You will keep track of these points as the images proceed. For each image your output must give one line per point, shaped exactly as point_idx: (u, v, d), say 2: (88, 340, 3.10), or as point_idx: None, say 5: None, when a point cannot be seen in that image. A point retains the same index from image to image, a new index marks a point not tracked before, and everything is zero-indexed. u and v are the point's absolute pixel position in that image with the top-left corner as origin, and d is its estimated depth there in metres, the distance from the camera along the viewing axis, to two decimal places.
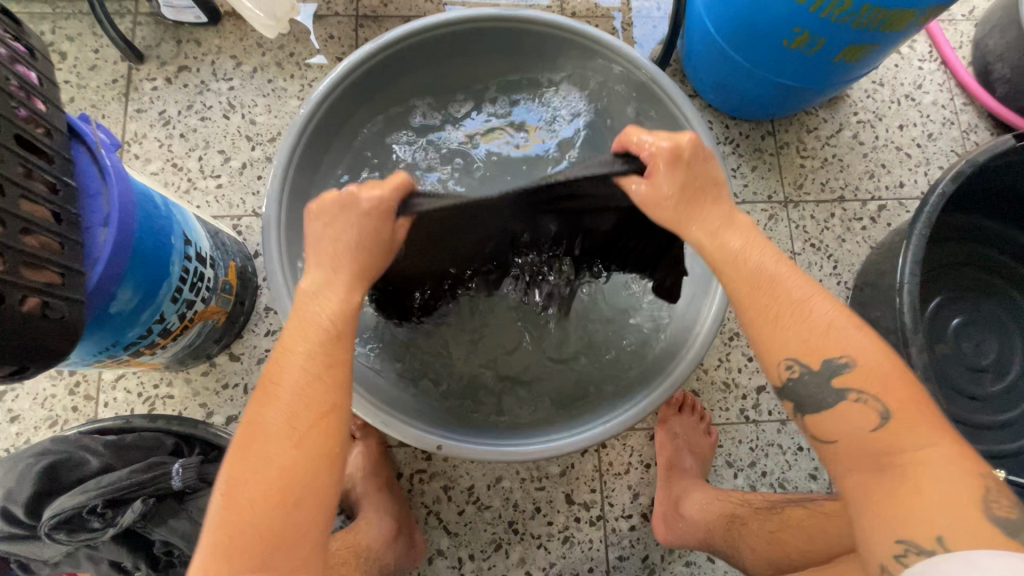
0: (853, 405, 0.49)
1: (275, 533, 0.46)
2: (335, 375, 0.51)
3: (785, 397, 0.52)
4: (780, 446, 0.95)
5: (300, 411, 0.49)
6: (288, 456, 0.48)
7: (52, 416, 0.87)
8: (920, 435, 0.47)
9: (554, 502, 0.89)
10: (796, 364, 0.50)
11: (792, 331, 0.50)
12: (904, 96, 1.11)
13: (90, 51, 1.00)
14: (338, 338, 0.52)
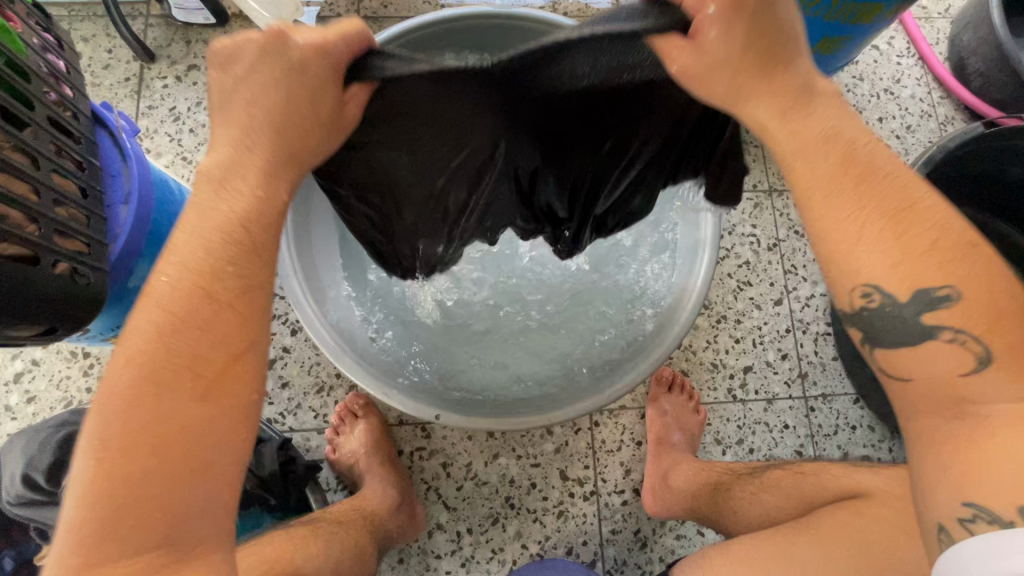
0: (949, 347, 0.42)
1: (182, 496, 0.40)
2: (247, 306, 0.44)
3: (855, 327, 0.45)
4: (766, 424, 0.98)
5: (206, 353, 0.42)
6: (196, 408, 0.41)
7: (67, 397, 0.90)
8: (1015, 390, 0.41)
9: (549, 477, 0.93)
10: (877, 292, 0.43)
11: (886, 248, 0.42)
12: (883, 91, 1.16)
13: (104, 51, 1.05)
14: (251, 255, 0.44)
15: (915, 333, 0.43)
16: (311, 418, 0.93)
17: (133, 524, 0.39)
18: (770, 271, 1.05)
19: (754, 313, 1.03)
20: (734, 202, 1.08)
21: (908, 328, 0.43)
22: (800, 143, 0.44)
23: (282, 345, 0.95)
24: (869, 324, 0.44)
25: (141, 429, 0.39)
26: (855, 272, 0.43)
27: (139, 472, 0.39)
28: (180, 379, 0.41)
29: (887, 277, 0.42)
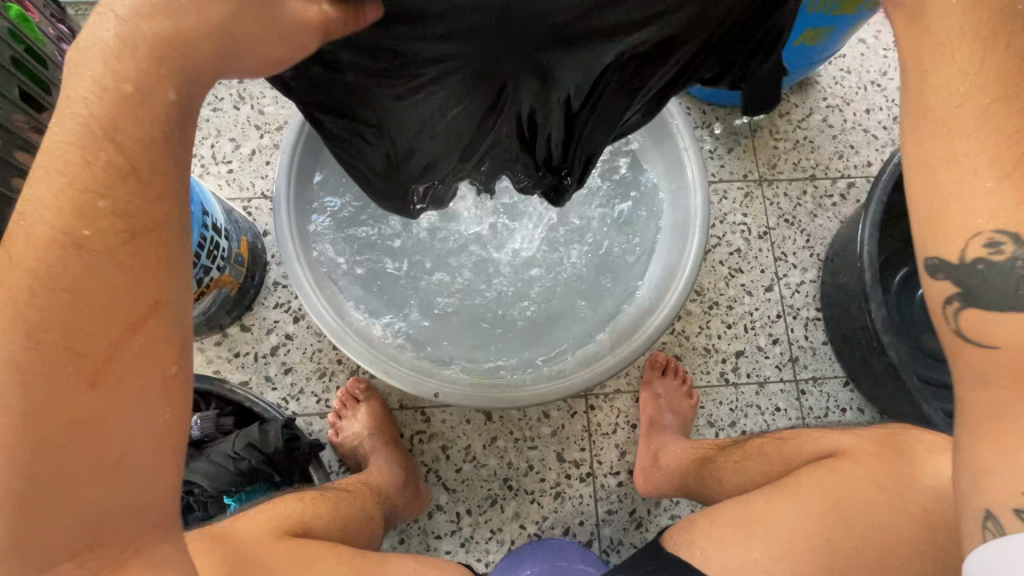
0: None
1: (99, 487, 0.36)
2: (142, 262, 0.37)
3: (956, 282, 0.41)
4: (758, 407, 1.01)
5: (95, 327, 0.35)
6: (92, 393, 0.35)
7: None
8: None
9: (546, 460, 0.95)
10: (1003, 238, 0.38)
11: (1023, 191, 0.37)
12: (871, 83, 1.19)
13: None
14: (144, 202, 0.36)
15: (1021, 291, 0.40)
16: (313, 403, 0.95)
17: (48, 521, 0.36)
18: (761, 258, 1.08)
19: (746, 299, 1.05)
20: (725, 191, 1.11)
21: (1016, 291, 0.39)
22: (947, 49, 0.38)
23: (285, 332, 0.97)
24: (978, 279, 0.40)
25: (36, 429, 0.34)
26: (970, 214, 0.39)
27: (40, 474, 0.35)
28: (62, 368, 0.35)
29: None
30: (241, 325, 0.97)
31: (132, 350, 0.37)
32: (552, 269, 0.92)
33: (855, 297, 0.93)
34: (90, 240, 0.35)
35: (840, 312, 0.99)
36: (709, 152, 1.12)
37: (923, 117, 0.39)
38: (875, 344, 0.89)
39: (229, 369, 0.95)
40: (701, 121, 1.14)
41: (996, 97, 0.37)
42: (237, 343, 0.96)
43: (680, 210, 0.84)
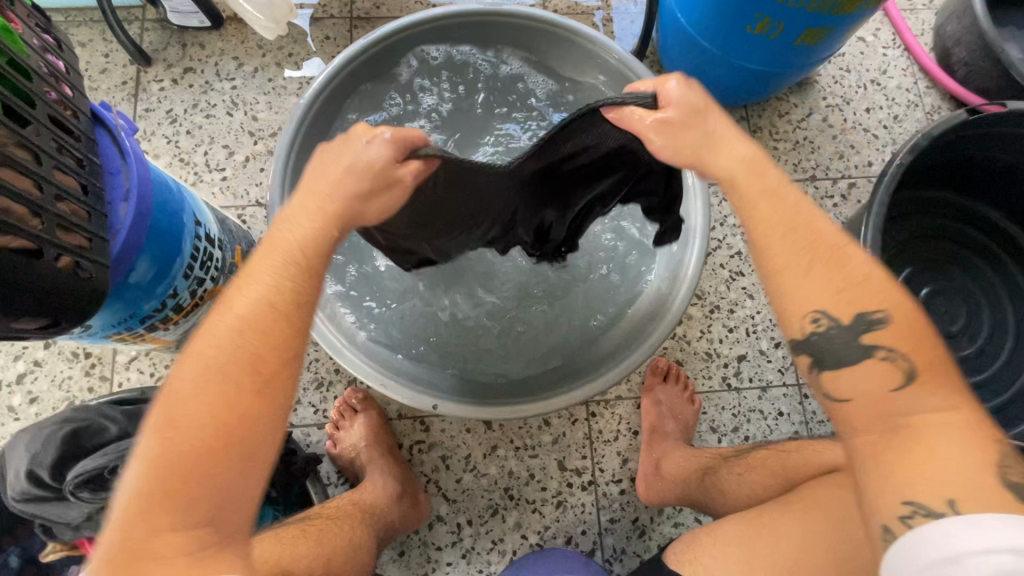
0: (881, 364, 0.47)
1: (218, 472, 0.44)
2: (298, 319, 0.49)
3: (802, 351, 0.50)
4: (761, 412, 1.00)
5: (263, 352, 0.47)
6: (244, 401, 0.45)
7: (70, 396, 0.92)
8: (933, 402, 0.45)
9: (547, 468, 0.94)
10: (823, 317, 0.48)
11: (824, 280, 0.48)
12: (870, 82, 1.18)
13: (101, 56, 1.06)
14: (305, 276, 0.50)
15: (855, 352, 0.48)
16: (311, 413, 0.94)
17: (180, 496, 0.43)
18: None
19: (747, 302, 1.04)
20: (725, 193, 1.10)
21: (853, 347, 0.48)
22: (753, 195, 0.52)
23: None
24: (819, 346, 0.49)
25: (193, 415, 0.44)
26: (805, 299, 0.48)
27: (187, 454, 0.43)
28: (235, 377, 0.45)
29: (832, 302, 0.48)
30: None
31: (278, 371, 0.47)
32: (558, 275, 0.89)
33: None
34: (269, 295, 0.49)
35: None
36: None
37: (756, 233, 0.51)
38: None
39: None
40: None
41: (793, 221, 0.50)
42: None
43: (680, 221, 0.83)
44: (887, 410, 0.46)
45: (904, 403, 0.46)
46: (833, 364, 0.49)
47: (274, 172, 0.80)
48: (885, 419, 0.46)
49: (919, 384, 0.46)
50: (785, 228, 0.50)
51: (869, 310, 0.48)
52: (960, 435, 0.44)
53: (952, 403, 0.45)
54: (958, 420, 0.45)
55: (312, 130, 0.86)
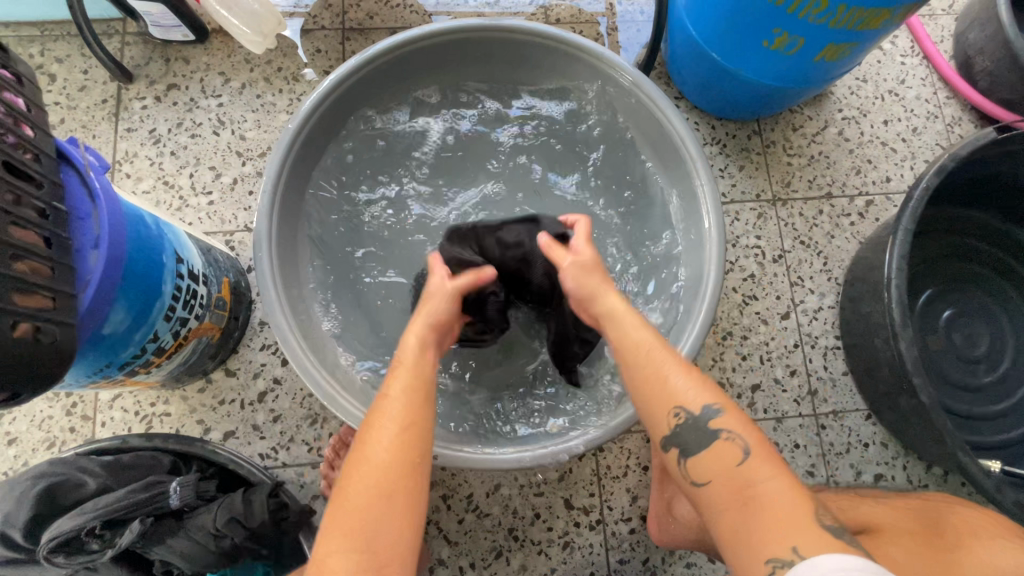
0: (727, 444, 0.55)
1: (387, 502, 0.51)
2: (424, 387, 0.60)
3: (671, 445, 0.58)
4: (776, 444, 0.96)
5: (403, 410, 0.57)
6: (396, 445, 0.54)
7: (50, 437, 0.87)
8: (767, 471, 0.52)
9: (553, 507, 0.90)
10: (682, 411, 0.57)
11: (676, 382, 0.59)
12: (888, 92, 1.12)
13: (79, 72, 1.01)
14: (418, 363, 0.62)
15: (709, 435, 0.56)
16: (304, 452, 0.89)
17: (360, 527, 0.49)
18: (776, 284, 1.02)
19: (761, 328, 1.00)
20: (738, 213, 1.04)
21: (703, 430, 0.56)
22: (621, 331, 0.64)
23: (272, 376, 0.91)
24: (681, 438, 0.57)
25: (361, 460, 0.54)
26: (666, 400, 0.58)
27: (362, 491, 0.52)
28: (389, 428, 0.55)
29: (688, 398, 0.58)
30: (226, 370, 0.91)
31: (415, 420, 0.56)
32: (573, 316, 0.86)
33: (880, 331, 0.87)
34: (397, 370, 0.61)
35: (861, 342, 0.93)
36: (720, 171, 1.06)
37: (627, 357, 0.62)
38: (903, 384, 0.82)
39: (214, 418, 0.89)
40: (711, 138, 1.07)
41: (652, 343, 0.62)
42: (222, 390, 0.90)
43: (695, 255, 0.81)
44: (734, 486, 0.53)
45: (748, 476, 0.52)
46: (692, 454, 0.56)
47: (262, 201, 0.74)
48: (737, 494, 0.52)
49: (754, 457, 0.53)
50: (631, 350, 0.62)
51: (706, 402, 0.57)
52: (788, 495, 0.51)
53: (776, 471, 0.52)
54: (784, 482, 0.52)
55: (301, 158, 0.80)
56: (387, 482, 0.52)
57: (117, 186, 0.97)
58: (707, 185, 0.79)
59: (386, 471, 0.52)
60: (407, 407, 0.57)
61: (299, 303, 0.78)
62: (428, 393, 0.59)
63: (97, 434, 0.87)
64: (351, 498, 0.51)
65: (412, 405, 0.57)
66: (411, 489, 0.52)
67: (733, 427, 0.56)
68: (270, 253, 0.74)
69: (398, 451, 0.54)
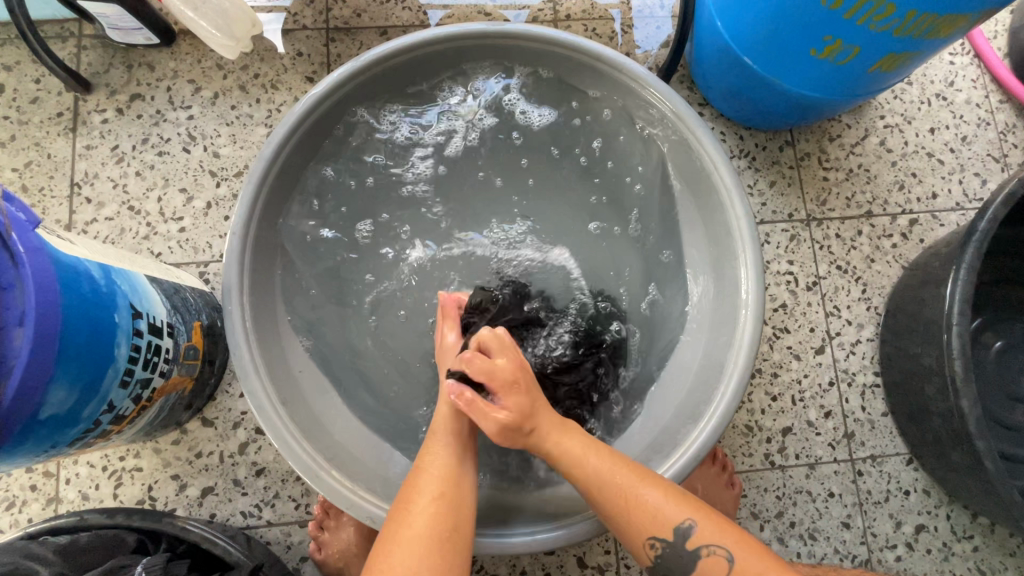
0: (708, 558, 0.56)
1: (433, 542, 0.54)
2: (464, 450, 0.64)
3: (659, 572, 0.58)
4: (809, 493, 0.87)
5: (447, 467, 0.61)
6: (437, 500, 0.57)
7: (9, 497, 0.79)
8: (755, 574, 0.55)
9: (565, 566, 0.82)
10: (656, 540, 0.57)
11: (642, 514, 0.57)
12: (935, 95, 1.00)
13: (31, 82, 0.90)
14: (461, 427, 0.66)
15: (690, 555, 0.57)
16: (291, 509, 0.81)
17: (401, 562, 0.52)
18: (810, 314, 0.92)
19: (793, 364, 0.91)
20: (768, 235, 0.94)
21: (682, 551, 0.57)
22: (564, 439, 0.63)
23: (254, 425, 0.83)
24: (665, 565, 0.58)
25: (398, 508, 0.57)
26: (636, 530, 0.58)
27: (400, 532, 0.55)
28: (421, 478, 0.60)
29: (657, 525, 0.57)
30: (203, 419, 0.82)
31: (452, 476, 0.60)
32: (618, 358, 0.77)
33: (932, 378, 0.78)
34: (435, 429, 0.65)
35: (906, 384, 0.84)
36: (748, 188, 0.95)
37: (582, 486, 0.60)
38: (961, 441, 0.74)
39: (191, 473, 0.81)
40: (739, 149, 0.96)
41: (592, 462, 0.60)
42: (199, 441, 0.82)
43: (727, 299, 0.71)
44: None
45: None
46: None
47: (230, 243, 0.65)
48: None
49: (738, 563, 0.56)
50: (584, 485, 0.60)
51: (677, 523, 0.57)
52: None
53: (765, 565, 0.55)
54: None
55: (276, 189, 0.70)
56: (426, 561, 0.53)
57: (77, 212, 0.87)
58: (742, 216, 0.69)
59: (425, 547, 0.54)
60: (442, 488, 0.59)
61: (276, 358, 0.68)
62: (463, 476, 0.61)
63: (61, 493, 0.79)
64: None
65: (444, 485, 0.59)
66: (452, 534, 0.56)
67: (711, 537, 0.56)
68: (240, 302, 0.65)
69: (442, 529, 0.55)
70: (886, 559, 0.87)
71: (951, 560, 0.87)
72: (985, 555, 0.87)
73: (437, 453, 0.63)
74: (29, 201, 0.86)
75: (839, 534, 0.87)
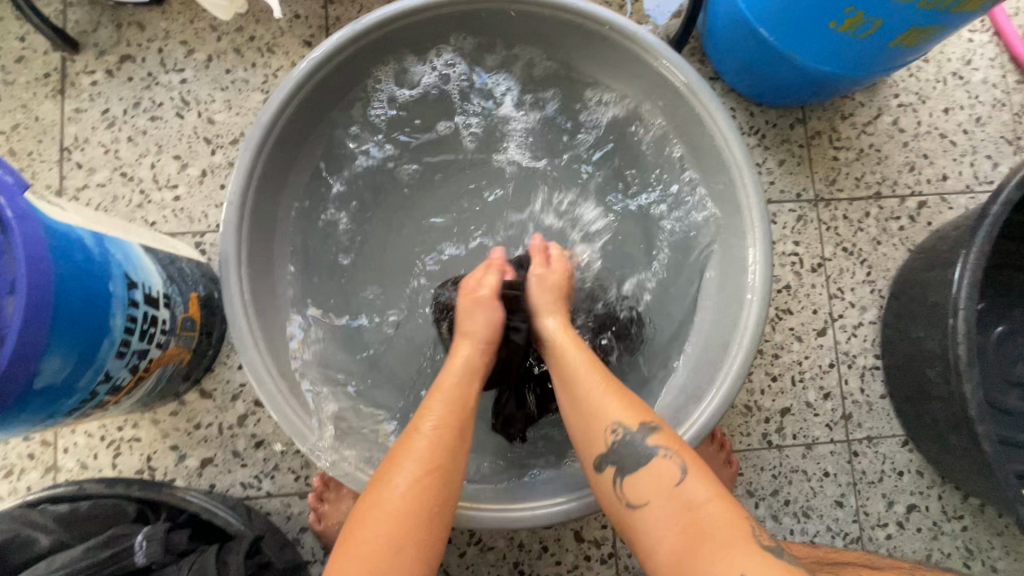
0: (663, 462, 0.54)
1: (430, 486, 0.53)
2: (462, 402, 0.59)
3: (608, 465, 0.56)
4: (805, 472, 0.88)
5: (447, 415, 0.58)
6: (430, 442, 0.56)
7: (7, 465, 0.79)
8: (708, 491, 0.52)
9: (562, 540, 0.83)
10: (619, 427, 0.57)
11: (610, 399, 0.59)
12: (951, 74, 0.97)
13: (15, 40, 0.86)
14: (471, 374, 0.62)
15: (646, 455, 0.55)
16: (291, 481, 0.81)
17: (380, 498, 0.52)
18: (813, 296, 0.92)
19: (795, 345, 0.90)
20: (775, 215, 0.93)
21: (642, 446, 0.56)
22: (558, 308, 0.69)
23: (253, 397, 0.82)
24: (618, 457, 0.56)
25: (397, 451, 0.56)
26: (603, 412, 0.58)
27: (389, 467, 0.55)
28: (414, 424, 0.58)
29: (623, 414, 0.58)
30: (201, 390, 0.82)
31: (451, 426, 0.57)
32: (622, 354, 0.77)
33: (934, 362, 0.78)
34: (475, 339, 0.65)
35: (906, 368, 0.84)
36: (757, 166, 0.93)
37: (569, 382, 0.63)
38: (960, 425, 0.75)
39: (189, 444, 0.81)
40: (749, 127, 0.94)
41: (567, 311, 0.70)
42: (198, 413, 0.82)
43: (733, 279, 0.70)
44: (673, 503, 0.52)
45: (685, 496, 0.52)
46: (628, 475, 0.55)
47: (228, 213, 0.63)
48: (677, 514, 0.51)
49: (689, 476, 0.53)
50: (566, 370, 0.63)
51: (643, 420, 0.57)
52: (722, 513, 0.51)
53: (715, 487, 0.52)
54: (721, 500, 0.52)
55: (274, 159, 0.68)
56: (425, 498, 0.53)
57: (66, 178, 0.84)
58: (753, 198, 0.68)
59: (437, 452, 0.55)
60: (451, 421, 0.57)
61: (275, 334, 0.67)
62: (471, 398, 0.61)
63: (59, 462, 0.79)
64: (390, 514, 0.51)
65: (449, 412, 0.58)
66: (446, 473, 0.54)
67: (671, 443, 0.56)
68: (239, 275, 0.63)
69: (445, 458, 0.55)
70: (876, 537, 0.88)
71: (940, 539, 0.88)
72: (974, 534, 0.88)
73: (443, 393, 0.60)
74: (17, 165, 0.84)
75: (832, 512, 0.88)
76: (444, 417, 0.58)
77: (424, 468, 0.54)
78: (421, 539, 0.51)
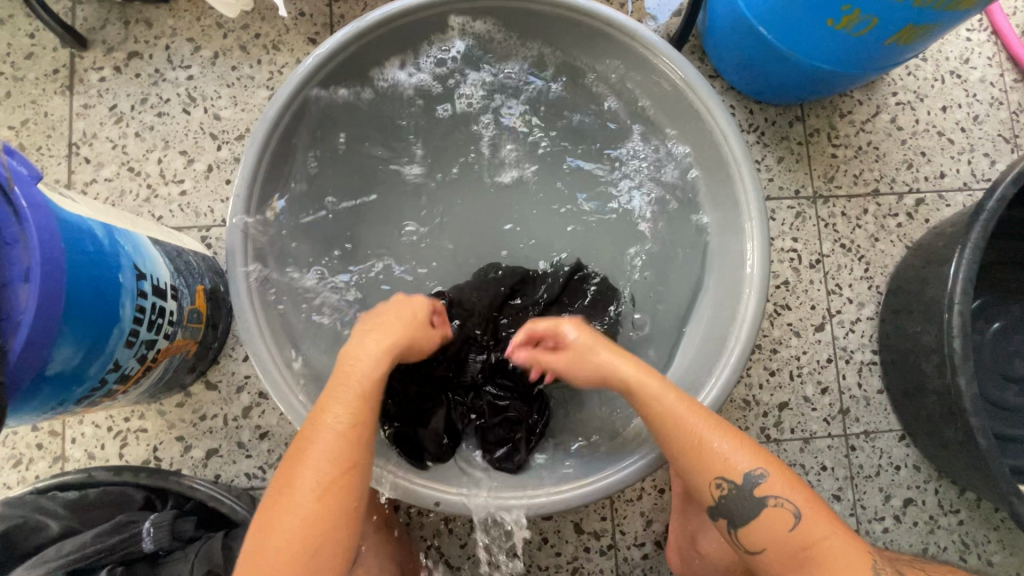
0: (774, 509, 0.57)
1: (338, 482, 0.54)
2: (370, 393, 0.59)
3: (719, 513, 0.59)
4: (802, 466, 0.89)
5: (355, 409, 0.57)
6: (337, 439, 0.56)
7: (16, 454, 0.80)
8: (824, 530, 0.56)
9: (562, 532, 0.84)
10: (724, 482, 0.58)
11: (712, 454, 0.58)
12: (949, 73, 0.98)
13: (25, 36, 0.87)
14: (380, 362, 0.61)
15: (756, 503, 0.57)
16: None
17: (290, 494, 0.54)
18: (812, 292, 0.93)
19: (792, 340, 0.91)
20: (774, 212, 0.94)
21: (752, 497, 0.57)
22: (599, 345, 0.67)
23: (257, 389, 0.83)
24: (727, 507, 0.58)
25: (308, 444, 0.56)
26: (706, 467, 0.58)
27: (299, 462, 0.55)
28: (321, 415, 0.57)
29: (729, 469, 0.58)
30: (206, 382, 0.83)
31: (359, 420, 0.57)
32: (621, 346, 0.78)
33: (930, 356, 0.79)
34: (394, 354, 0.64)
35: (903, 363, 0.85)
36: (756, 163, 0.94)
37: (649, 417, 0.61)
38: (955, 419, 0.75)
39: (195, 435, 0.82)
40: (748, 124, 0.95)
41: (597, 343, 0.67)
42: (203, 404, 0.83)
43: (731, 274, 0.71)
44: (790, 549, 0.56)
45: (801, 539, 0.56)
46: (742, 523, 0.58)
47: (234, 207, 0.64)
48: (797, 557, 0.56)
49: (803, 520, 0.56)
50: (659, 421, 0.60)
51: (746, 469, 0.58)
52: (841, 549, 0.56)
53: (829, 527, 0.56)
54: (834, 537, 0.56)
55: (280, 154, 0.69)
56: (337, 493, 0.54)
57: (75, 172, 0.86)
58: (751, 193, 0.68)
59: (347, 448, 0.56)
60: (357, 416, 0.57)
61: (281, 326, 0.68)
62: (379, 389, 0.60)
63: (67, 452, 0.80)
64: (300, 512, 0.53)
65: (355, 407, 0.57)
66: (355, 468, 0.56)
67: (777, 488, 0.57)
68: (246, 268, 0.64)
69: (353, 452, 0.56)
70: (873, 530, 0.89)
71: (936, 533, 0.89)
72: (970, 528, 0.89)
73: (350, 382, 0.59)
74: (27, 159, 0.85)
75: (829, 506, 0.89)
76: (350, 413, 0.57)
77: (329, 462, 0.55)
78: (334, 532, 0.54)
